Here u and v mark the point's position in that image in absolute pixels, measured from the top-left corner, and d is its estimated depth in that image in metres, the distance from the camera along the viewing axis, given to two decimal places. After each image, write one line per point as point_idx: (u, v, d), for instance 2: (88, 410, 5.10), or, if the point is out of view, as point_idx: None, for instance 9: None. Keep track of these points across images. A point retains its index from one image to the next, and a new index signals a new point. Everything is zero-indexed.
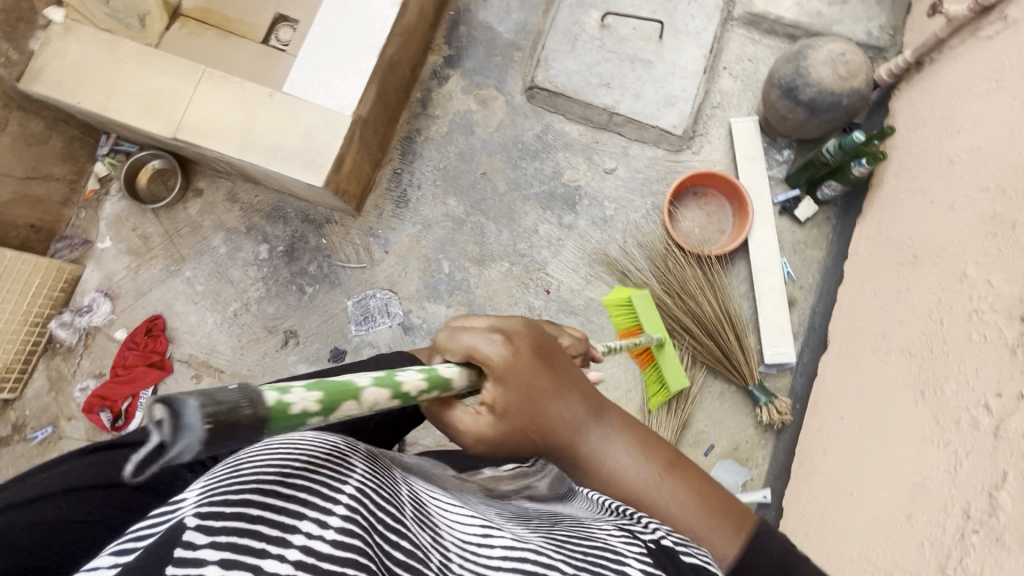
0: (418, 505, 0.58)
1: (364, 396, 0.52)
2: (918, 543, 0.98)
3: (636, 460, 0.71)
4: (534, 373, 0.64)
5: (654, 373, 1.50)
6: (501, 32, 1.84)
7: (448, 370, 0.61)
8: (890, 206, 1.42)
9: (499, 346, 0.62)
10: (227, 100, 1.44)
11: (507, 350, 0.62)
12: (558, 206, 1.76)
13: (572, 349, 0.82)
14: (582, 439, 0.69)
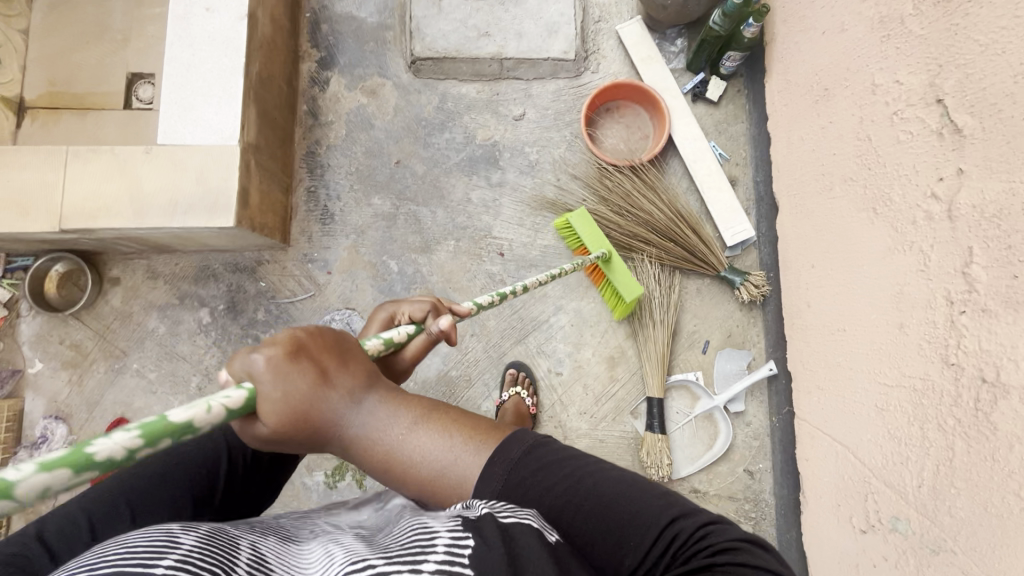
0: (255, 555, 0.58)
1: (20, 491, 0.41)
2: (917, 347, 0.99)
3: (457, 454, 0.67)
4: (311, 379, 0.58)
5: (608, 288, 1.60)
6: (364, 18, 1.77)
7: (182, 413, 0.50)
8: (788, 54, 1.43)
9: (271, 367, 0.56)
10: (103, 172, 1.34)
11: (282, 368, 0.56)
12: (482, 169, 1.72)
13: (411, 315, 0.89)
14: (384, 439, 0.65)
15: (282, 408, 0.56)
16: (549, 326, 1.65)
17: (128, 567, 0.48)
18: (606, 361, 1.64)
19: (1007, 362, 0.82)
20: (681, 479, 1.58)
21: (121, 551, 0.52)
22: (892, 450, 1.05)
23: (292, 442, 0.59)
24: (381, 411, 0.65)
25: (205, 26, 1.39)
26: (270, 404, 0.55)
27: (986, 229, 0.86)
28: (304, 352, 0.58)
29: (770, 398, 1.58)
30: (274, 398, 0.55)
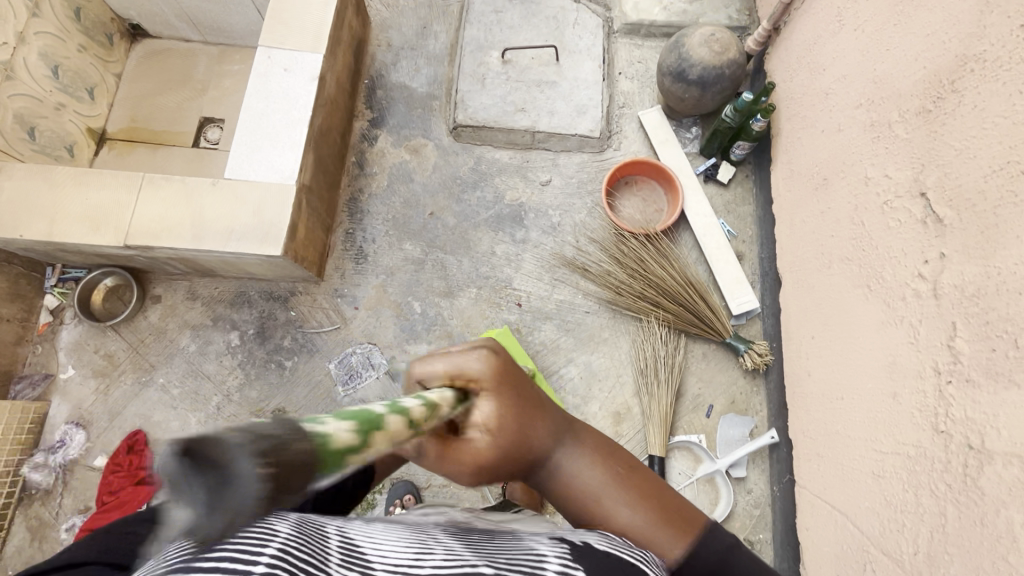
0: (347, 542, 0.52)
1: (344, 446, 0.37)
2: (909, 415, 1.05)
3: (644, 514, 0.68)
4: (518, 391, 0.63)
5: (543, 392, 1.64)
6: (415, 88, 2.00)
7: (415, 402, 0.49)
8: (792, 147, 1.60)
9: (481, 362, 0.61)
10: (171, 198, 1.49)
11: (489, 366, 0.61)
12: (508, 225, 1.86)
13: None
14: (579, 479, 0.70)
15: (493, 415, 0.60)
16: (559, 377, 1.72)
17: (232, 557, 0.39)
18: (612, 417, 1.69)
19: (991, 429, 0.89)
20: None
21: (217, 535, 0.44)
22: (887, 517, 1.08)
23: (496, 456, 0.61)
24: (575, 452, 0.71)
25: (282, 83, 1.59)
26: (487, 411, 0.60)
27: (966, 306, 0.96)
28: (510, 365, 0.64)
29: (772, 467, 1.61)
30: (490, 399, 0.60)
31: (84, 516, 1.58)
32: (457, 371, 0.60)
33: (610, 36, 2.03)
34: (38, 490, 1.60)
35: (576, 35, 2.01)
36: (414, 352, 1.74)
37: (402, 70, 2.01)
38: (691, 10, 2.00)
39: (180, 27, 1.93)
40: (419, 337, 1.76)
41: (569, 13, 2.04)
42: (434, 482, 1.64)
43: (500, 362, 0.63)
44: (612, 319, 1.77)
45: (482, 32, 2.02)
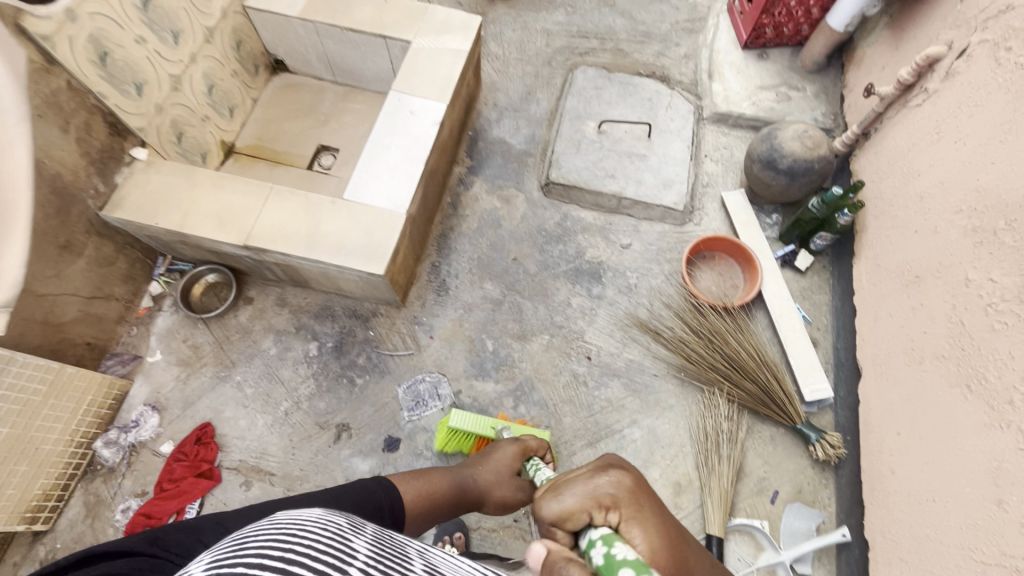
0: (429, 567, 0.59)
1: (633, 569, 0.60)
2: (1018, 526, 1.02)
3: None
4: (655, 508, 0.69)
5: None
6: (514, 144, 2.17)
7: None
8: (879, 245, 1.65)
9: (611, 479, 0.70)
10: (293, 210, 1.62)
11: (619, 482, 0.70)
12: (586, 280, 1.93)
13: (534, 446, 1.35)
14: None
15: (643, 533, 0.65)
16: (621, 436, 1.71)
17: (325, 559, 0.49)
18: (672, 486, 1.65)
19: None
20: None
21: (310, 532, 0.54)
22: None
23: None
24: None
25: (407, 124, 1.76)
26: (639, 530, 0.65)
27: None
28: (644, 499, 0.69)
29: (840, 568, 1.52)
30: (633, 526, 0.66)
31: (140, 501, 1.60)
32: (597, 490, 0.69)
33: (699, 122, 2.18)
34: (103, 466, 1.64)
35: (668, 117, 2.17)
36: (481, 389, 1.77)
37: (504, 127, 2.19)
38: (779, 108, 2.14)
39: (317, 67, 2.18)
40: (486, 375, 1.79)
41: (663, 98, 2.21)
42: (484, 524, 1.61)
43: (632, 485, 0.70)
44: (680, 387, 1.77)
45: (581, 104, 2.20)
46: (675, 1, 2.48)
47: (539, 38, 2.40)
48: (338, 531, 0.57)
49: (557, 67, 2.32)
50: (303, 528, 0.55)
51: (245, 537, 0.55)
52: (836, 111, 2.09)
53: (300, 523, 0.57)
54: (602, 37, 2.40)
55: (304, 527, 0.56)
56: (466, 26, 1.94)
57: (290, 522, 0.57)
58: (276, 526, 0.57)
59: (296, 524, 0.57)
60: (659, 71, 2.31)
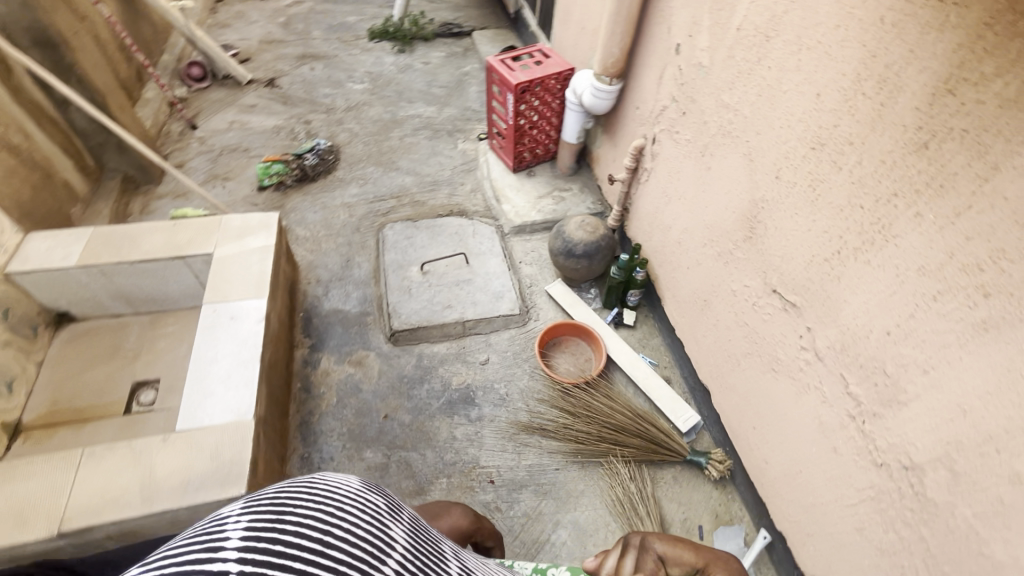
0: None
1: None
2: (854, 461, 1.23)
3: None
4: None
5: None
6: (348, 309, 2.22)
7: None
8: (673, 286, 2.00)
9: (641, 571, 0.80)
10: (117, 466, 1.41)
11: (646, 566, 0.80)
12: (461, 407, 1.97)
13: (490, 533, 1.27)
14: None
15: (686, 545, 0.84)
16: (551, 545, 1.67)
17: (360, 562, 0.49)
18: None
19: (910, 446, 1.08)
20: None
21: (342, 512, 0.54)
22: (888, 564, 1.17)
23: None
24: None
25: (229, 330, 1.72)
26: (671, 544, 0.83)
27: (842, 358, 1.23)
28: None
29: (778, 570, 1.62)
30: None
31: None
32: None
33: (504, 237, 2.50)
34: None
35: (477, 242, 2.46)
36: None
37: (334, 298, 2.25)
38: (559, 208, 2.57)
39: (112, 305, 2.03)
40: None
41: (467, 229, 2.51)
42: None
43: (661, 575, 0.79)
44: (582, 470, 1.83)
45: (399, 255, 2.39)
46: (447, 152, 2.93)
47: (342, 211, 2.60)
48: (377, 514, 0.58)
49: (366, 231, 2.51)
50: (342, 504, 0.55)
51: (285, 491, 0.54)
52: (600, 197, 2.59)
53: (338, 490, 0.57)
54: (398, 195, 2.69)
55: (342, 500, 0.56)
56: (266, 223, 2.04)
57: (327, 490, 0.55)
58: (311, 484, 0.56)
59: (333, 494, 0.56)
60: (456, 207, 2.64)
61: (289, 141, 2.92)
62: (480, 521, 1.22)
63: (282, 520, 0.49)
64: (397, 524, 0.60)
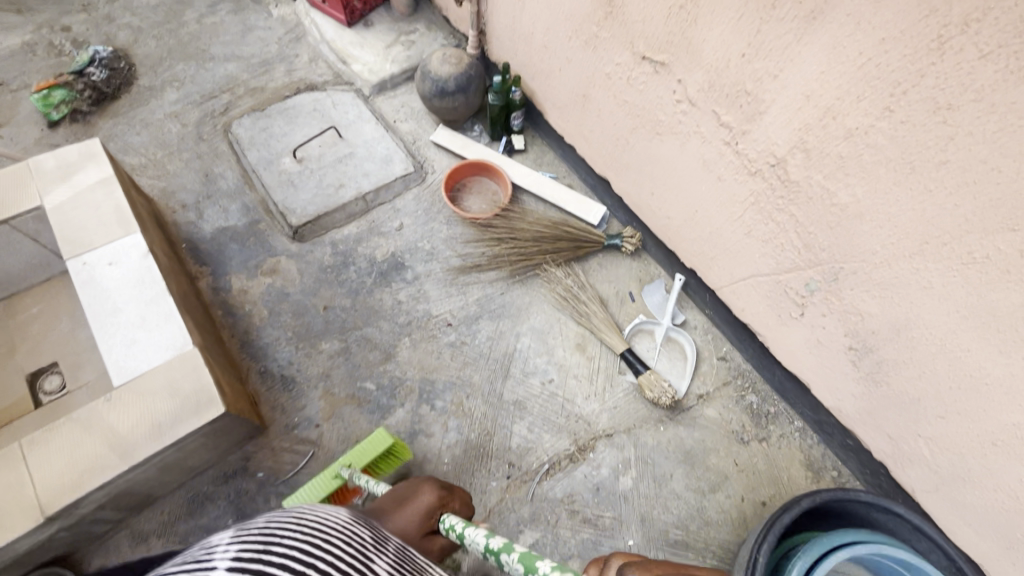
0: None
1: None
2: (734, 181, 1.49)
3: None
4: None
5: (380, 465, 1.58)
6: (235, 224, 2.03)
7: None
8: (551, 95, 2.05)
9: None
10: (69, 440, 1.31)
11: None
12: (395, 274, 2.00)
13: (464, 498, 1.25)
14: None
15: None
16: (519, 351, 1.89)
17: None
18: (577, 349, 1.91)
19: (774, 147, 1.33)
20: (686, 394, 1.86)
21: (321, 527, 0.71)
22: (772, 248, 1.50)
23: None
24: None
25: (115, 276, 1.52)
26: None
27: (711, 95, 1.40)
28: None
29: (695, 299, 2.00)
30: None
31: None
32: None
33: (367, 100, 2.33)
34: None
35: (342, 113, 2.27)
36: (395, 420, 1.76)
37: (212, 218, 2.04)
38: (413, 52, 2.40)
39: None
40: (391, 407, 1.78)
41: (325, 102, 2.29)
42: (491, 504, 1.67)
43: None
44: (524, 286, 2.01)
45: (263, 151, 2.15)
46: (263, 24, 2.51)
47: (171, 125, 2.22)
48: (359, 547, 0.71)
49: (211, 137, 2.20)
50: (325, 535, 0.68)
51: (274, 522, 0.67)
52: (450, 29, 2.44)
53: (325, 523, 0.71)
54: (228, 88, 2.33)
55: (326, 531, 0.69)
56: (90, 154, 1.71)
57: (316, 520, 0.70)
58: (299, 519, 0.70)
59: (320, 525, 0.70)
60: (302, 83, 2.36)
61: (55, 60, 2.32)
62: (445, 494, 1.18)
63: (269, 550, 0.60)
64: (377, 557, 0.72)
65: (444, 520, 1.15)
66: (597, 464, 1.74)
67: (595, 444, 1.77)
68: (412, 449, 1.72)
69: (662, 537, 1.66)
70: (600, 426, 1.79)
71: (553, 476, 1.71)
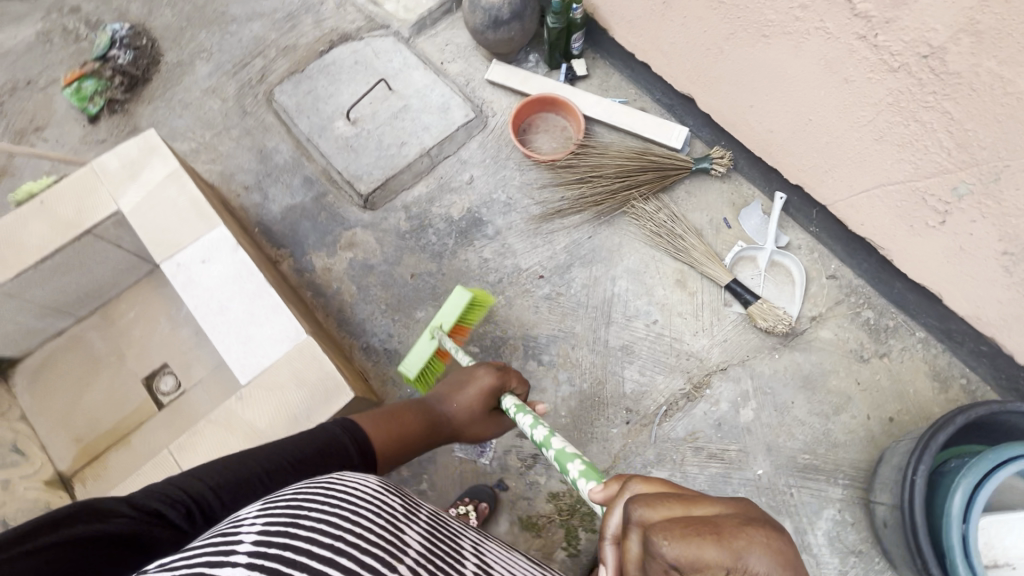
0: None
1: None
2: (866, 81, 1.31)
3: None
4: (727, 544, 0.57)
5: (469, 318, 1.59)
6: (302, 200, 1.95)
7: None
8: (619, 7, 1.82)
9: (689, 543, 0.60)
10: (214, 442, 1.33)
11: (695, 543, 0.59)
12: (475, 231, 1.91)
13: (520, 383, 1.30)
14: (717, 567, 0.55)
15: (720, 509, 0.57)
16: (617, 295, 1.82)
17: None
18: (677, 285, 1.83)
19: (929, 33, 1.14)
20: (798, 318, 1.78)
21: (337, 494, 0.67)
22: (911, 152, 1.35)
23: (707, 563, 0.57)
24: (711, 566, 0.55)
25: (212, 275, 1.49)
26: (760, 554, 0.52)
27: None
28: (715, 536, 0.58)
29: (797, 217, 1.86)
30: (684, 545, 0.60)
31: None
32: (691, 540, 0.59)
33: (409, 43, 2.12)
34: None
35: (385, 63, 2.09)
36: None
37: (277, 196, 1.96)
38: None
39: (48, 325, 1.69)
40: None
41: (365, 53, 2.11)
42: (615, 450, 1.67)
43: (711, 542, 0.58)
44: (611, 226, 1.90)
45: (313, 117, 2.02)
46: None
47: (211, 102, 2.09)
48: (394, 516, 0.67)
49: (256, 110, 2.07)
50: (357, 506, 0.64)
51: (301, 494, 0.65)
52: None
53: (354, 492, 0.68)
54: (259, 52, 2.15)
55: (357, 501, 0.65)
56: (150, 147, 1.61)
57: (344, 490, 0.67)
58: (327, 489, 0.67)
59: (350, 495, 0.67)
60: (335, 35, 2.16)
61: (75, 47, 2.17)
62: (503, 373, 1.26)
63: (298, 523, 0.57)
64: (412, 524, 0.68)
65: (505, 399, 1.25)
66: (715, 399, 1.71)
67: (710, 380, 1.73)
68: None
69: (790, 462, 1.65)
70: (712, 360, 1.75)
71: (673, 417, 1.70)
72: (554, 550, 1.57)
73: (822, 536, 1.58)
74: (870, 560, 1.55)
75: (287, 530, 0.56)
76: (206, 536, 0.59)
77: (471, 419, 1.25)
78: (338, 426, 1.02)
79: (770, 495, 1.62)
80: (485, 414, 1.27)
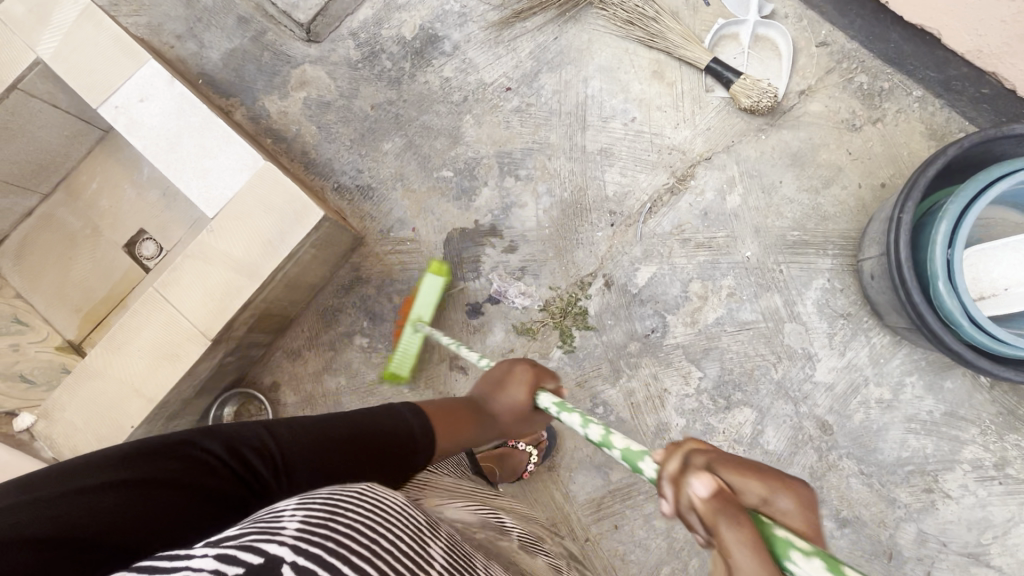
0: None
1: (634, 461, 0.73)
2: None
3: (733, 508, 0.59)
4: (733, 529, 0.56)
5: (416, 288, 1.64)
6: (242, 44, 1.79)
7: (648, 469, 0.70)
8: None
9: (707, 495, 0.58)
10: (196, 276, 1.35)
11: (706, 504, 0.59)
12: (432, 50, 1.76)
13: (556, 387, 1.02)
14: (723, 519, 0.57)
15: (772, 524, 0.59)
16: (590, 97, 1.71)
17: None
18: (655, 77, 1.69)
19: None
20: (787, 95, 1.66)
21: (357, 502, 0.57)
22: None
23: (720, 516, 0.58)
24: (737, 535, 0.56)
25: (153, 113, 1.40)
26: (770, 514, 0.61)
27: None
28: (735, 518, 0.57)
29: None
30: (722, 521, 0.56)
31: None
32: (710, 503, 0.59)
33: None
34: None
35: None
36: (483, 198, 1.70)
37: (215, 44, 1.80)
38: None
39: (17, 203, 1.65)
40: (476, 189, 1.71)
41: None
42: (602, 252, 1.66)
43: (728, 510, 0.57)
44: (579, 22, 1.72)
45: None
46: None
47: None
48: (419, 529, 0.58)
49: None
50: (388, 516, 0.55)
51: (339, 492, 0.58)
52: None
53: (383, 499, 0.59)
54: None
55: (388, 512, 0.57)
56: None
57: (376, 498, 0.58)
58: (361, 495, 0.59)
59: (380, 503, 0.58)
60: None
61: None
62: (539, 375, 1.00)
63: (337, 518, 0.51)
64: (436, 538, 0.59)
65: (540, 395, 0.98)
66: (700, 190, 1.66)
67: (694, 170, 1.66)
68: (510, 222, 1.69)
69: (779, 241, 1.63)
70: (696, 151, 1.67)
71: (658, 213, 1.66)
72: (552, 350, 1.64)
73: (811, 305, 1.60)
74: (858, 320, 1.58)
75: (328, 526, 0.49)
76: (241, 525, 0.53)
77: (518, 417, 1.01)
78: (407, 404, 0.87)
79: (759, 274, 1.62)
80: (532, 412, 1.02)
